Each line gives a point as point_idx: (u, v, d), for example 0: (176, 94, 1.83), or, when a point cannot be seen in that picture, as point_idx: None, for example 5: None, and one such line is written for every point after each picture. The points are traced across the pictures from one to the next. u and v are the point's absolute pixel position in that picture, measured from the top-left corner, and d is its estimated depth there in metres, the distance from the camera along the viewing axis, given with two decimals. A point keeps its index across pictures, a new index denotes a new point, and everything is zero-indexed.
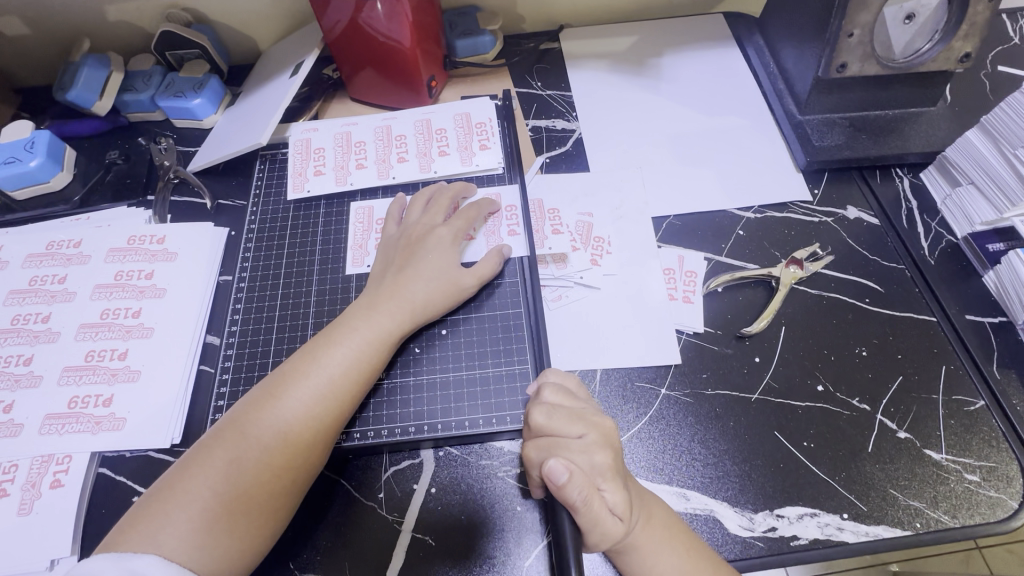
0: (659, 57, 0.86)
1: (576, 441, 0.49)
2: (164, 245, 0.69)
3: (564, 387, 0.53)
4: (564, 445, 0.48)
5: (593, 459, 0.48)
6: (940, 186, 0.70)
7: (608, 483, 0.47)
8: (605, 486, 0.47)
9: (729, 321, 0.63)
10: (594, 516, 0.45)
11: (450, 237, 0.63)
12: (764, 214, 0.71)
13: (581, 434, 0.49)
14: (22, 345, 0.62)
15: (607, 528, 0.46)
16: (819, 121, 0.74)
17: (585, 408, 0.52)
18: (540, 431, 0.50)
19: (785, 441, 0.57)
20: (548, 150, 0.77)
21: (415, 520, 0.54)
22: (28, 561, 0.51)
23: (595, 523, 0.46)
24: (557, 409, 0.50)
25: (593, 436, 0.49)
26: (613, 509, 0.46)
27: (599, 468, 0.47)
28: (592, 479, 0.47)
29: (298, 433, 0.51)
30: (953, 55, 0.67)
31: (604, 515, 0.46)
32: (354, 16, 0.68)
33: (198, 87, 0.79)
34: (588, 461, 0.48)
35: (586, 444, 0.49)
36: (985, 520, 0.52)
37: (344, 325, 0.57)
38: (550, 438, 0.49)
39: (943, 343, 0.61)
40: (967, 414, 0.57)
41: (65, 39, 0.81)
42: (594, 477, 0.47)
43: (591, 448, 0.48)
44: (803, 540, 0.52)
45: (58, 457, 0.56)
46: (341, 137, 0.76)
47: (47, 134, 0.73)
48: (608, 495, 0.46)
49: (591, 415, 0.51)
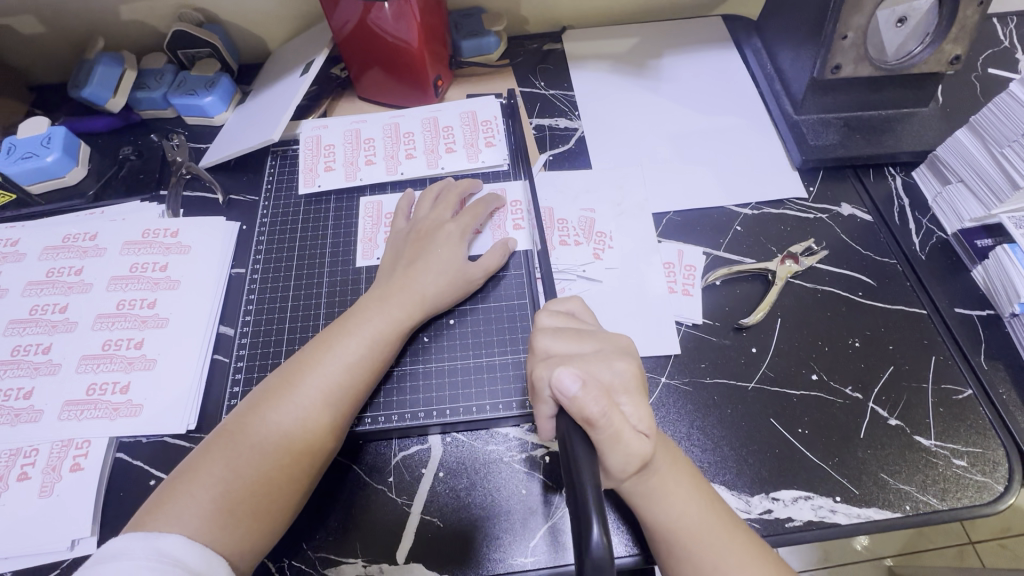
0: (660, 58, 0.88)
1: (589, 355, 0.50)
2: (177, 239, 0.70)
3: (562, 312, 0.55)
4: (577, 359, 0.50)
5: (611, 368, 0.50)
6: (931, 184, 0.72)
7: (626, 397, 0.48)
8: (623, 399, 0.48)
9: (726, 313, 0.66)
10: (617, 431, 0.45)
11: (458, 232, 0.65)
12: (760, 211, 0.73)
13: (592, 349, 0.51)
14: (41, 334, 0.64)
15: (631, 446, 0.46)
16: (815, 121, 0.77)
17: (590, 330, 0.54)
18: (550, 353, 0.51)
19: (781, 427, 0.59)
20: (552, 147, 0.79)
21: (424, 503, 0.56)
22: (49, 542, 0.53)
23: (617, 440, 0.45)
24: (560, 332, 0.52)
25: (606, 351, 0.51)
26: (636, 424, 0.47)
27: (617, 379, 0.49)
28: (611, 391, 0.48)
29: (315, 419, 0.53)
30: (944, 58, 0.69)
31: (628, 429, 0.46)
32: (364, 16, 0.70)
33: (210, 85, 0.80)
34: (606, 375, 0.49)
35: (600, 358, 0.50)
36: (973, 503, 0.54)
37: (357, 315, 0.59)
38: (560, 358, 0.51)
39: (933, 335, 0.63)
40: (956, 402, 0.59)
41: (79, 37, 0.82)
42: (613, 390, 0.48)
43: (606, 362, 0.50)
44: (798, 522, 0.54)
45: (77, 442, 0.58)
46: (350, 134, 0.78)
47: (63, 130, 0.75)
48: (627, 408, 0.48)
49: (603, 334, 0.53)
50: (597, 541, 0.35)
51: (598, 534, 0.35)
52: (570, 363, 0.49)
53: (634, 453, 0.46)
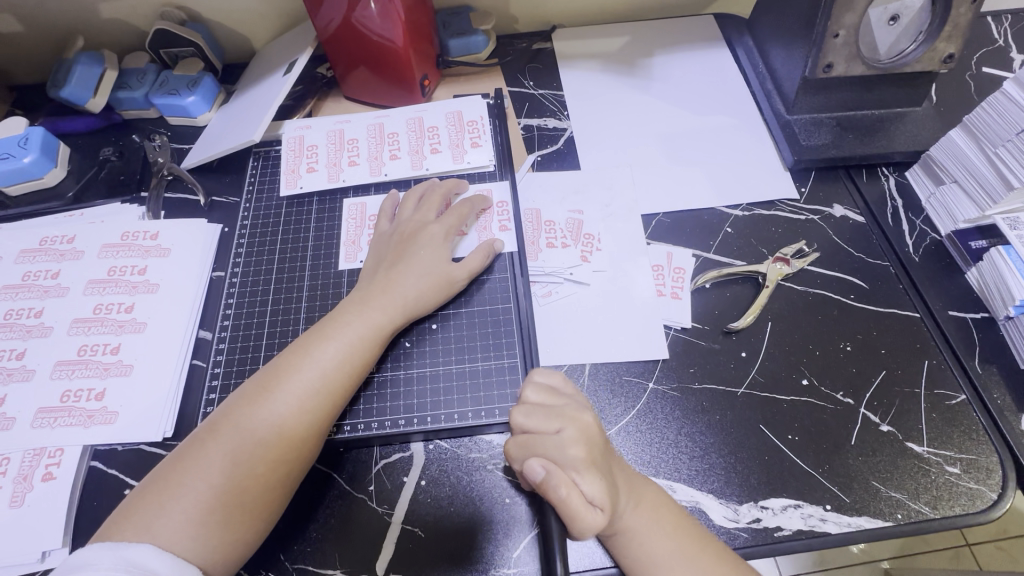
0: (650, 57, 0.87)
1: (553, 439, 0.49)
2: (157, 241, 0.69)
3: (548, 384, 0.54)
4: (541, 441, 0.49)
5: (568, 454, 0.48)
6: (925, 185, 0.71)
7: (584, 476, 0.47)
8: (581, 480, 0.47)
9: (716, 316, 0.64)
10: (572, 512, 0.46)
11: (441, 234, 0.64)
12: (751, 212, 0.72)
13: (558, 429, 0.50)
14: (15, 339, 0.62)
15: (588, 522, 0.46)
16: (807, 121, 0.75)
17: (564, 404, 0.52)
18: (519, 429, 0.51)
19: (770, 433, 0.57)
20: (540, 148, 0.78)
21: (404, 512, 0.55)
22: (19, 553, 0.52)
23: (575, 518, 0.46)
24: (535, 407, 0.51)
25: (570, 431, 0.50)
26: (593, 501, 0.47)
27: (572, 461, 0.48)
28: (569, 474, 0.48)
29: (292, 426, 0.51)
30: (937, 56, 0.68)
31: (584, 509, 0.46)
32: (347, 14, 0.69)
33: (192, 84, 0.79)
34: (563, 457, 0.48)
35: (563, 440, 0.49)
36: (965, 511, 0.53)
37: (336, 319, 0.58)
38: (527, 437, 0.50)
39: (926, 339, 0.62)
40: (949, 408, 0.58)
41: (59, 36, 0.81)
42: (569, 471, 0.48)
43: (567, 444, 0.49)
44: (787, 531, 0.53)
45: (50, 450, 0.57)
46: (334, 134, 0.76)
47: (41, 130, 0.74)
48: (585, 487, 0.47)
49: (572, 409, 0.52)
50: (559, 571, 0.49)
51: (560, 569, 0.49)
52: (537, 447, 0.49)
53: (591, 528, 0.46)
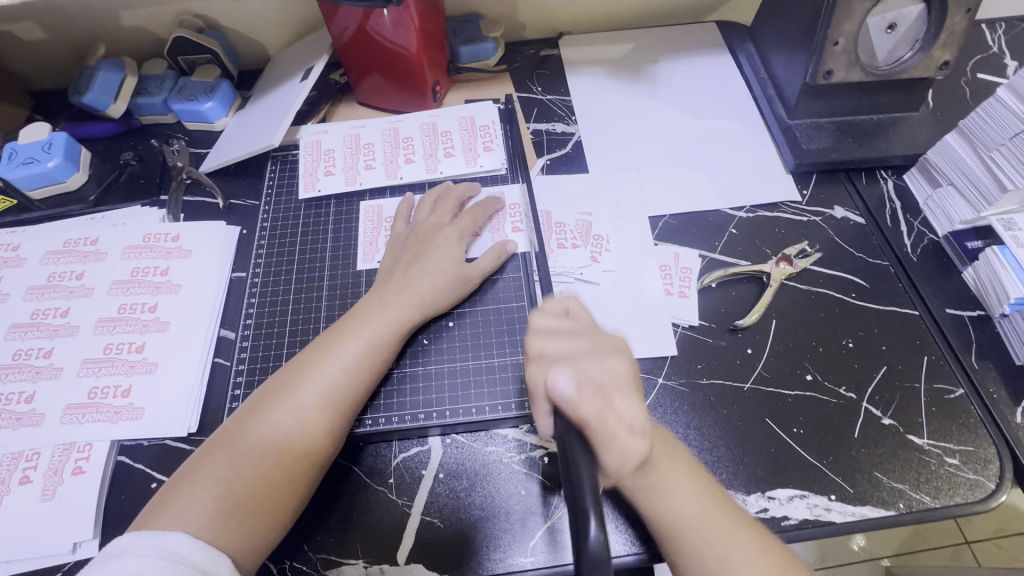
0: (655, 63, 0.89)
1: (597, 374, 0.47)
2: (178, 243, 0.71)
3: (561, 310, 0.54)
4: (569, 357, 0.48)
5: (604, 368, 0.48)
6: (922, 187, 0.73)
7: (621, 396, 0.46)
8: (616, 399, 0.46)
9: (722, 314, 0.66)
10: (611, 431, 0.44)
11: (456, 236, 0.66)
12: (755, 214, 0.74)
13: (583, 348, 0.50)
14: (42, 338, 0.64)
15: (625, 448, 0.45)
16: (808, 125, 0.78)
17: (584, 328, 0.52)
18: (541, 356, 0.50)
19: (776, 427, 0.59)
20: (549, 152, 0.80)
21: (423, 504, 0.57)
22: (51, 545, 0.53)
23: (613, 439, 0.44)
24: (555, 332, 0.51)
25: (597, 351, 0.50)
26: (629, 422, 0.46)
27: (609, 377, 0.47)
28: (603, 389, 0.46)
29: (315, 420, 0.53)
30: (933, 63, 0.70)
31: (621, 430, 0.45)
32: (363, 22, 0.71)
33: (210, 90, 0.81)
34: (599, 372, 0.47)
35: (592, 356, 0.49)
36: (964, 501, 0.55)
37: (356, 317, 0.59)
38: (551, 358, 0.50)
39: (925, 335, 0.64)
40: (947, 402, 0.60)
41: (80, 44, 0.83)
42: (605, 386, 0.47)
43: (600, 363, 0.48)
44: (794, 520, 0.55)
45: (79, 445, 0.58)
46: (350, 139, 0.79)
47: (64, 135, 0.76)
48: (620, 406, 0.46)
49: (592, 332, 0.52)
50: (594, 537, 0.32)
51: (597, 530, 0.33)
52: (564, 363, 0.48)
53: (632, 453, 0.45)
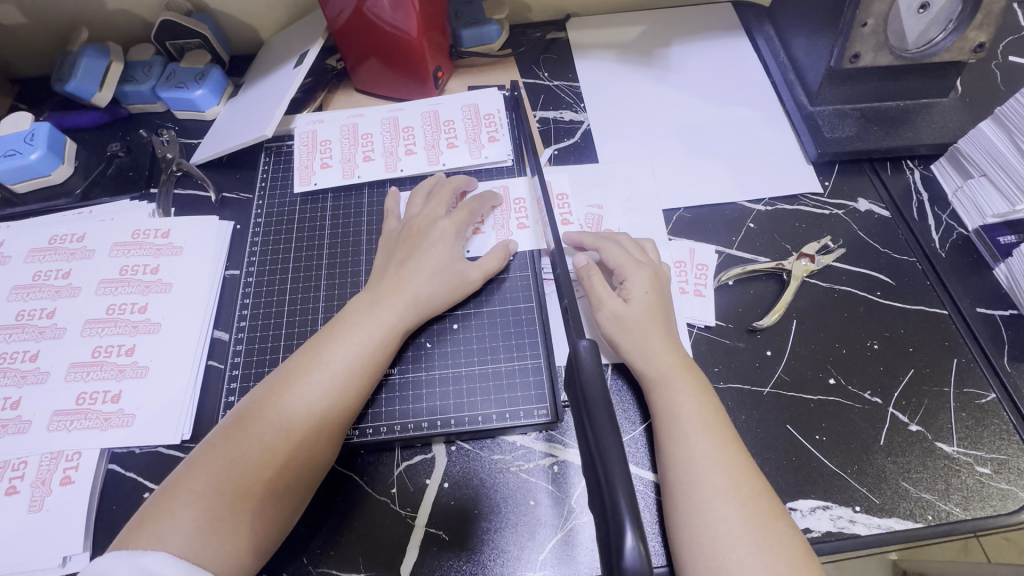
0: (668, 47, 0.85)
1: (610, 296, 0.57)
2: (169, 239, 0.68)
3: (643, 248, 0.63)
4: (621, 249, 0.61)
5: (637, 272, 0.59)
6: (951, 178, 0.69)
7: (631, 284, 0.58)
8: (627, 278, 0.59)
9: (740, 314, 0.63)
10: (598, 292, 0.58)
11: (452, 230, 0.62)
12: (774, 207, 0.70)
13: (638, 254, 0.62)
14: (28, 341, 0.61)
15: (610, 304, 0.57)
16: (831, 112, 0.74)
17: (647, 255, 0.62)
18: (576, 240, 0.64)
19: (798, 434, 0.57)
20: (557, 141, 0.76)
21: (428, 514, 0.54)
22: (40, 558, 0.51)
23: (600, 297, 0.58)
24: (615, 243, 0.62)
25: (643, 260, 0.61)
26: (625, 296, 0.58)
27: (635, 269, 0.59)
28: (621, 266, 0.60)
29: (300, 431, 0.51)
30: (967, 46, 0.66)
31: (607, 297, 0.58)
32: (360, 4, 0.67)
33: (200, 77, 0.77)
34: (635, 267, 0.59)
35: (640, 262, 0.60)
36: (996, 512, 0.53)
37: (345, 321, 0.57)
38: (579, 241, 0.64)
39: (954, 335, 0.61)
40: (979, 407, 0.57)
41: (63, 28, 0.79)
42: (624, 268, 0.60)
43: (636, 265, 0.59)
44: (816, 533, 0.52)
45: (68, 454, 0.56)
46: (347, 129, 0.75)
47: (47, 126, 0.72)
48: (627, 286, 0.58)
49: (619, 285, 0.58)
50: (631, 551, 0.30)
51: (633, 540, 0.30)
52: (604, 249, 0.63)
53: (608, 311, 0.57)
